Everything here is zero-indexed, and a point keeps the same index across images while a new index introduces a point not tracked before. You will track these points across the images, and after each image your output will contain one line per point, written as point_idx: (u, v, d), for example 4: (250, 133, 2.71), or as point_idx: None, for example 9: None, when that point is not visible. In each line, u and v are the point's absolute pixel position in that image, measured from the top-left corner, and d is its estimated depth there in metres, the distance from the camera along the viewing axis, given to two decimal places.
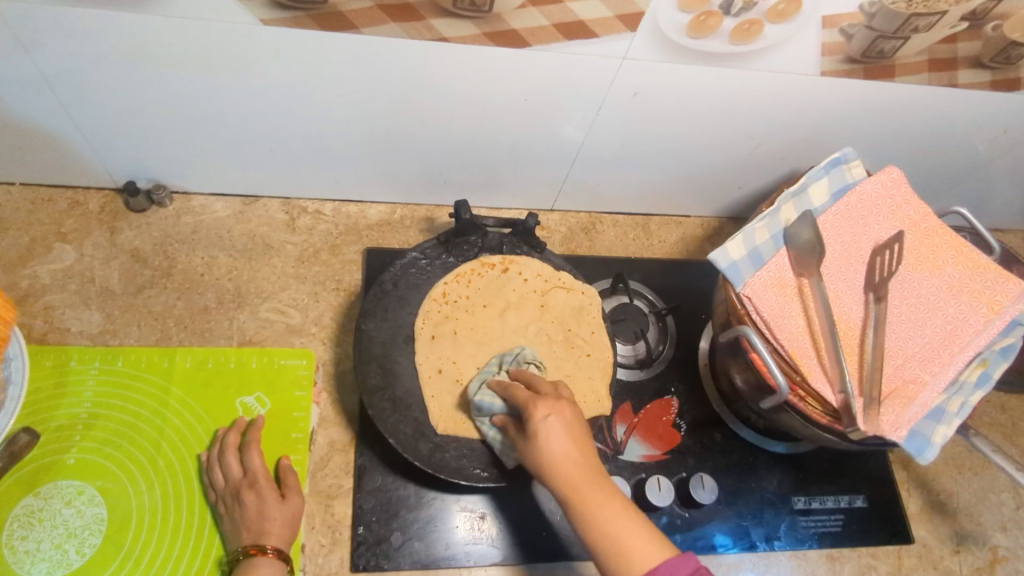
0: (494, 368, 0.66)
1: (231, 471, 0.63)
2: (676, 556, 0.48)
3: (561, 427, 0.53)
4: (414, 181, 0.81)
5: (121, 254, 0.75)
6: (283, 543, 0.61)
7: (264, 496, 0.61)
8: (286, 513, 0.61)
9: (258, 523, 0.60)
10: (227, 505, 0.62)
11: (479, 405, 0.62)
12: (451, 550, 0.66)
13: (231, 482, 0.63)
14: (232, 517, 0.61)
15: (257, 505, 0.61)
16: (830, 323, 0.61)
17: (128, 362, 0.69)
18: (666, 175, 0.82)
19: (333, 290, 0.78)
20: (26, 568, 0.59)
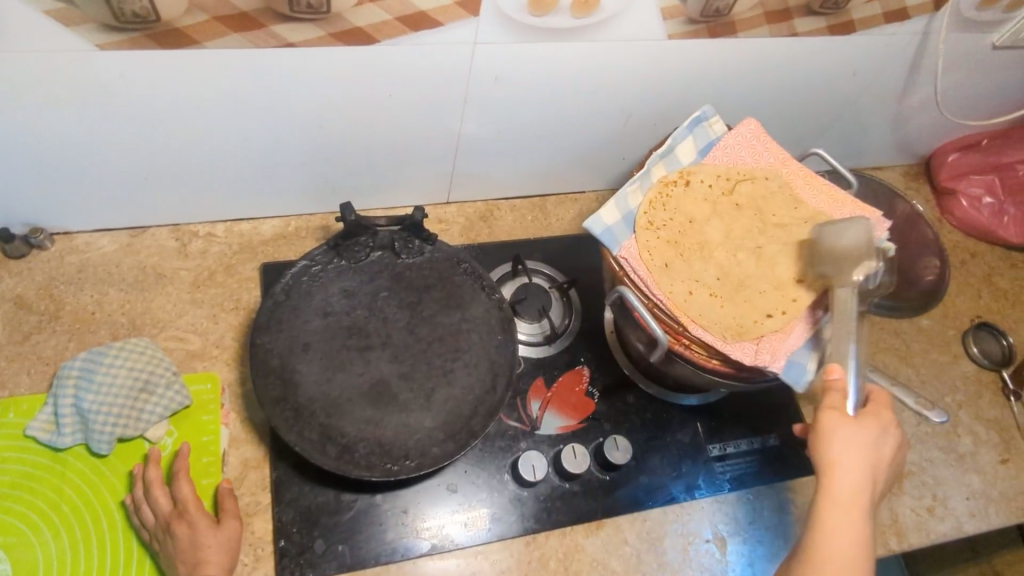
0: (64, 407, 0.65)
1: (161, 505, 0.62)
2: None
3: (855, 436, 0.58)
4: (303, 192, 0.81)
5: (4, 302, 0.73)
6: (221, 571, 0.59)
7: (196, 526, 0.60)
8: (221, 539, 0.61)
9: (191, 557, 0.59)
10: (160, 539, 0.61)
11: (88, 362, 0.67)
12: (377, 547, 0.67)
13: (160, 517, 0.61)
14: (166, 551, 0.60)
15: (188, 538, 0.59)
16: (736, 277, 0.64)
17: (20, 412, 0.67)
18: (550, 154, 0.85)
19: (232, 310, 0.77)
20: None
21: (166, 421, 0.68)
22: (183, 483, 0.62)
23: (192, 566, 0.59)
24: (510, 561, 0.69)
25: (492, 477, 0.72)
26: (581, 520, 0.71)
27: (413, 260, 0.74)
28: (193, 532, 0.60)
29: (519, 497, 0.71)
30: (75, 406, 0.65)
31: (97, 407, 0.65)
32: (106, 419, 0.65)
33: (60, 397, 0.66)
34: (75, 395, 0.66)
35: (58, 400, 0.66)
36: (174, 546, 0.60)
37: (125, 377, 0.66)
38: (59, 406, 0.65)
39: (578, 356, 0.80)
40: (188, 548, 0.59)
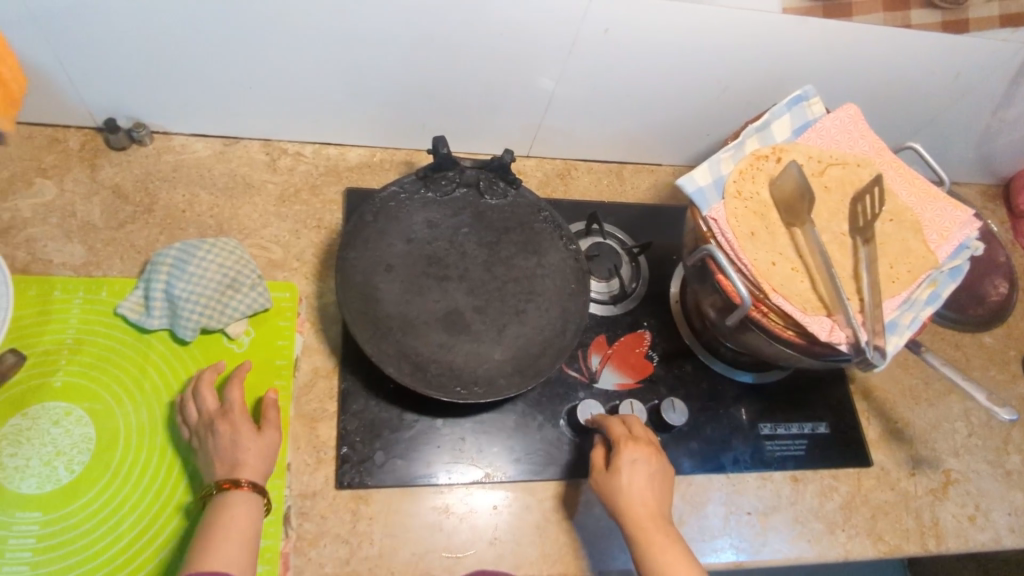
0: (157, 289, 0.68)
1: (207, 405, 0.63)
2: None
3: (646, 471, 0.63)
4: (394, 124, 0.82)
5: (103, 189, 0.76)
6: (256, 476, 0.60)
7: (237, 428, 0.61)
8: (260, 445, 0.61)
9: (229, 455, 0.60)
10: (201, 435, 0.62)
11: (183, 251, 0.70)
12: (432, 468, 0.69)
13: (205, 414, 0.63)
14: (205, 445, 0.61)
15: (229, 437, 0.61)
16: (822, 252, 0.63)
17: (112, 292, 0.70)
18: (637, 120, 0.85)
19: (315, 228, 0.79)
20: (16, 482, 0.61)
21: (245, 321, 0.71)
22: (235, 389, 0.64)
23: (229, 467, 0.60)
24: (556, 502, 0.70)
25: (547, 420, 0.74)
26: None
27: (497, 202, 0.76)
28: (229, 438, 0.61)
29: (572, 443, 0.73)
30: (165, 292, 0.68)
31: (187, 293, 0.67)
32: (195, 308, 0.67)
33: (154, 281, 0.68)
34: (168, 280, 0.68)
35: (151, 284, 0.69)
36: (215, 443, 0.61)
37: (217, 270, 0.69)
38: (152, 289, 0.68)
39: (641, 319, 0.81)
40: (222, 447, 0.61)
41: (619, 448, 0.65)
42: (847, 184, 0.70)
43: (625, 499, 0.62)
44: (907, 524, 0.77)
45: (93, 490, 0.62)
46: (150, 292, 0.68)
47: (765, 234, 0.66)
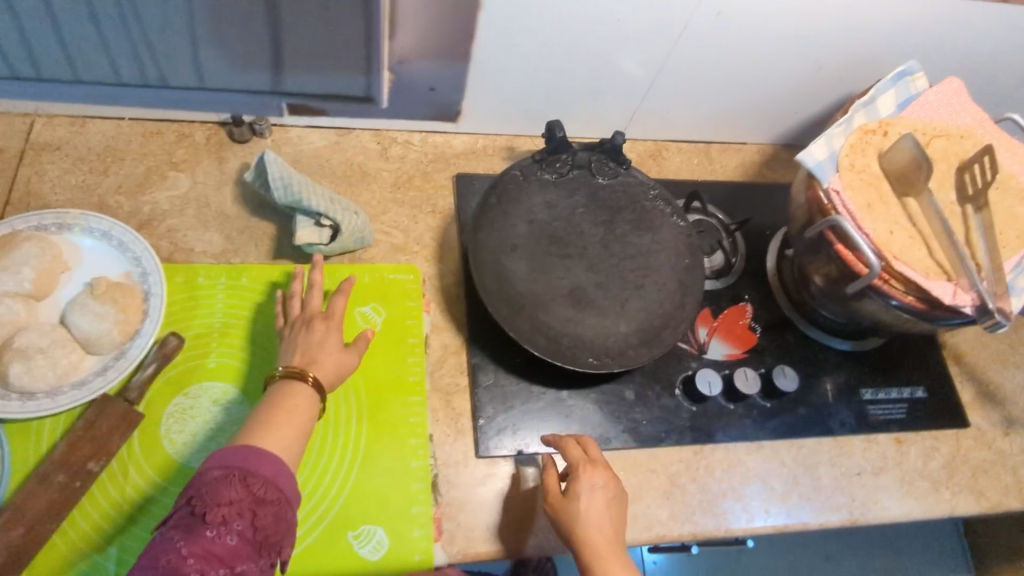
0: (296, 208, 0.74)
1: (313, 304, 0.68)
2: None
3: (601, 498, 0.64)
4: (500, 112, 0.86)
5: (231, 180, 0.79)
6: (323, 378, 0.63)
7: (331, 334, 0.65)
8: (342, 359, 0.65)
9: (311, 352, 0.64)
10: (295, 327, 0.66)
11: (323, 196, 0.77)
12: (563, 437, 0.73)
13: (308, 310, 0.67)
14: (295, 335, 0.65)
15: (321, 337, 0.65)
16: (944, 222, 0.66)
17: (252, 278, 0.74)
18: (730, 101, 0.88)
19: (430, 213, 0.83)
20: (186, 457, 0.65)
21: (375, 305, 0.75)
22: (341, 301, 0.68)
23: (306, 361, 0.63)
24: (678, 466, 0.74)
25: (665, 390, 0.77)
26: (743, 439, 0.76)
27: (608, 181, 0.79)
28: (323, 339, 0.65)
29: (690, 411, 0.76)
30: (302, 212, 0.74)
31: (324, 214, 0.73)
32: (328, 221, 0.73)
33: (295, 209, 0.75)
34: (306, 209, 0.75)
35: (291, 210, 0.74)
36: (305, 336, 0.65)
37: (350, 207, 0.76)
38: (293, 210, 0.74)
39: (742, 292, 0.84)
40: (307, 341, 0.65)
41: (578, 474, 0.64)
42: (951, 156, 0.72)
43: (582, 521, 0.62)
44: (1007, 481, 0.80)
45: None
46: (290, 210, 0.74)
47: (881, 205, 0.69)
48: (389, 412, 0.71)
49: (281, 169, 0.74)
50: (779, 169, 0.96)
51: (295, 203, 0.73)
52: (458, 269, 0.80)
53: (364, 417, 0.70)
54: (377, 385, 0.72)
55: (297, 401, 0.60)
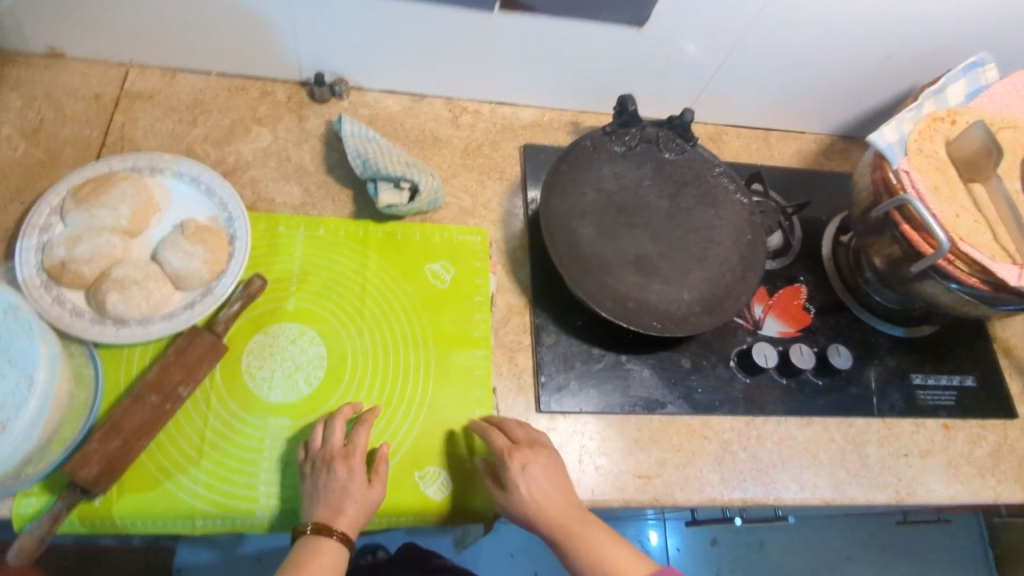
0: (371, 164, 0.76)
1: (333, 441, 0.64)
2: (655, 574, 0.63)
3: (540, 475, 0.64)
4: (570, 87, 0.88)
5: (311, 137, 0.82)
6: (351, 528, 0.62)
7: (353, 476, 0.62)
8: (369, 499, 0.62)
9: (335, 503, 0.61)
10: (314, 468, 0.63)
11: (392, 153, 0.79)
12: (621, 398, 0.75)
13: (328, 448, 0.64)
14: (314, 482, 0.62)
15: (344, 484, 0.62)
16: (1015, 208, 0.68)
17: (329, 230, 0.77)
18: (793, 88, 0.90)
19: (498, 179, 0.85)
20: (264, 392, 0.68)
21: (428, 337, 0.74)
22: (362, 435, 0.65)
23: (330, 514, 0.61)
24: (731, 434, 0.76)
25: (719, 362, 0.79)
26: (794, 413, 0.78)
27: (675, 157, 0.81)
28: (345, 485, 0.62)
29: (744, 383, 0.79)
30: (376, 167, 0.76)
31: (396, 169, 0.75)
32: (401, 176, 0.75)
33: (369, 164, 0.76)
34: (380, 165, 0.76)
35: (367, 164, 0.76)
36: (325, 481, 0.62)
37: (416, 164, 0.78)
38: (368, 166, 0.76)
39: (798, 273, 0.86)
40: (331, 492, 0.61)
41: (507, 460, 0.64)
42: (1019, 146, 0.74)
43: (535, 506, 0.63)
44: None
45: (331, 402, 0.69)
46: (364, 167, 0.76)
47: (949, 190, 0.71)
48: (456, 363, 0.74)
49: (358, 143, 0.78)
50: (836, 159, 0.98)
51: (369, 170, 0.76)
52: (524, 234, 0.83)
53: (433, 367, 0.73)
54: (445, 339, 0.75)
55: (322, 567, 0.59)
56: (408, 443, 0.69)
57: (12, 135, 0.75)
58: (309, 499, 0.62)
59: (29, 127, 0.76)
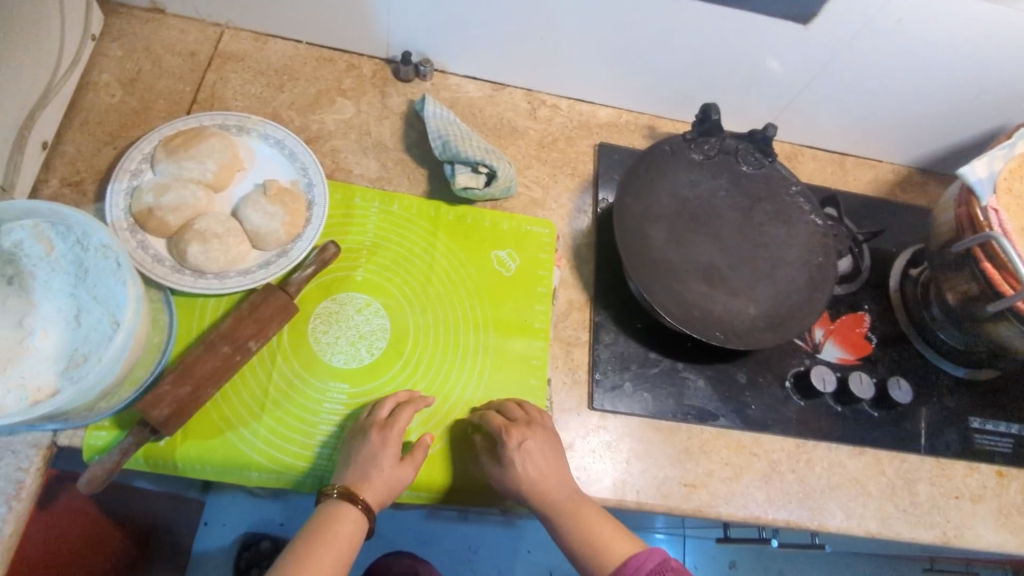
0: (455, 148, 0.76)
1: (379, 413, 0.65)
2: (643, 552, 0.64)
3: (535, 451, 0.65)
4: (652, 91, 0.88)
5: (392, 114, 0.84)
6: (374, 499, 0.63)
7: (387, 451, 0.63)
8: (395, 476, 0.63)
9: (364, 468, 0.62)
10: (356, 435, 0.65)
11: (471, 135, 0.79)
12: (673, 406, 0.75)
13: (373, 419, 0.65)
14: (351, 446, 0.64)
15: (375, 453, 0.63)
16: None
17: (403, 207, 0.79)
18: (877, 115, 0.89)
19: (570, 175, 0.86)
20: (327, 356, 0.70)
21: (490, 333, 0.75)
22: (407, 414, 0.66)
23: (360, 478, 0.62)
24: (780, 454, 0.76)
25: (775, 381, 0.78)
26: (846, 441, 0.77)
27: (752, 171, 0.81)
28: (380, 451, 0.63)
29: (798, 405, 0.78)
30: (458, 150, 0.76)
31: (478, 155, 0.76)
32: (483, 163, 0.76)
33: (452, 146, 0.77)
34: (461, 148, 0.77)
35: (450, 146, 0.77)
36: (360, 446, 0.63)
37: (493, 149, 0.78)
38: (451, 149, 0.76)
39: (863, 301, 0.85)
40: (361, 460, 0.63)
41: (505, 439, 0.64)
42: None
43: (530, 482, 0.64)
44: None
45: (390, 373, 0.70)
46: (447, 150, 0.77)
47: None
48: (514, 350, 0.74)
49: (439, 124, 0.78)
50: (911, 191, 0.96)
51: (449, 151, 0.76)
52: (591, 232, 0.83)
53: (491, 352, 0.74)
54: (505, 326, 0.75)
55: (340, 528, 0.61)
56: (454, 414, 0.71)
57: (111, 82, 0.77)
58: (342, 464, 0.64)
59: (127, 76, 0.78)
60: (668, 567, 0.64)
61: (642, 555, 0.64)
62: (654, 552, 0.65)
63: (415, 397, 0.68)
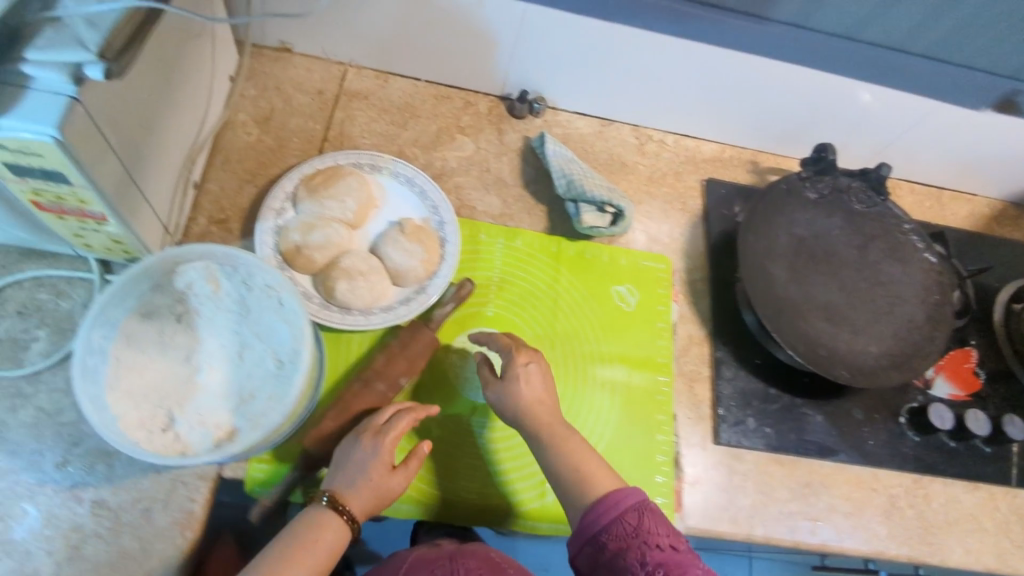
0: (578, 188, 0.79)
1: (377, 418, 0.65)
2: (626, 489, 0.64)
3: (536, 373, 0.68)
4: (758, 127, 0.90)
5: (509, 151, 0.86)
6: (359, 509, 0.62)
7: (380, 458, 0.62)
8: (386, 486, 0.63)
9: (351, 475, 0.62)
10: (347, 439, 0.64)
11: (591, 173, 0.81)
12: (795, 441, 0.77)
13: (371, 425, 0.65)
14: (344, 450, 0.64)
15: (368, 461, 0.62)
16: None
17: (526, 243, 0.81)
18: (980, 151, 0.90)
19: (680, 210, 0.88)
20: (465, 390, 0.73)
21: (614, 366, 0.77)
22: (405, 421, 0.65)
23: (346, 486, 0.62)
24: (899, 489, 0.77)
25: (890, 416, 0.80)
26: (961, 477, 0.79)
27: (865, 209, 0.83)
28: (373, 463, 0.62)
29: (914, 441, 0.80)
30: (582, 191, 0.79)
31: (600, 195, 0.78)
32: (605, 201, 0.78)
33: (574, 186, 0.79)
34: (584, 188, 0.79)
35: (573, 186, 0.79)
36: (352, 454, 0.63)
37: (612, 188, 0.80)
38: (574, 189, 0.79)
39: (969, 336, 0.86)
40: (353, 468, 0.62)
41: (514, 357, 0.68)
42: None
43: (525, 402, 0.66)
44: None
45: None
46: (571, 190, 0.79)
47: None
48: (639, 385, 0.77)
49: (561, 163, 0.81)
50: (1007, 226, 0.97)
51: (573, 191, 0.79)
52: (704, 267, 0.85)
53: (618, 387, 0.76)
54: (629, 361, 0.77)
55: (326, 535, 0.60)
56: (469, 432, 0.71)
57: (247, 121, 0.80)
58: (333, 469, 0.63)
59: (261, 115, 0.81)
60: (647, 508, 0.63)
61: (621, 493, 0.63)
62: (633, 494, 0.64)
63: (416, 406, 0.67)
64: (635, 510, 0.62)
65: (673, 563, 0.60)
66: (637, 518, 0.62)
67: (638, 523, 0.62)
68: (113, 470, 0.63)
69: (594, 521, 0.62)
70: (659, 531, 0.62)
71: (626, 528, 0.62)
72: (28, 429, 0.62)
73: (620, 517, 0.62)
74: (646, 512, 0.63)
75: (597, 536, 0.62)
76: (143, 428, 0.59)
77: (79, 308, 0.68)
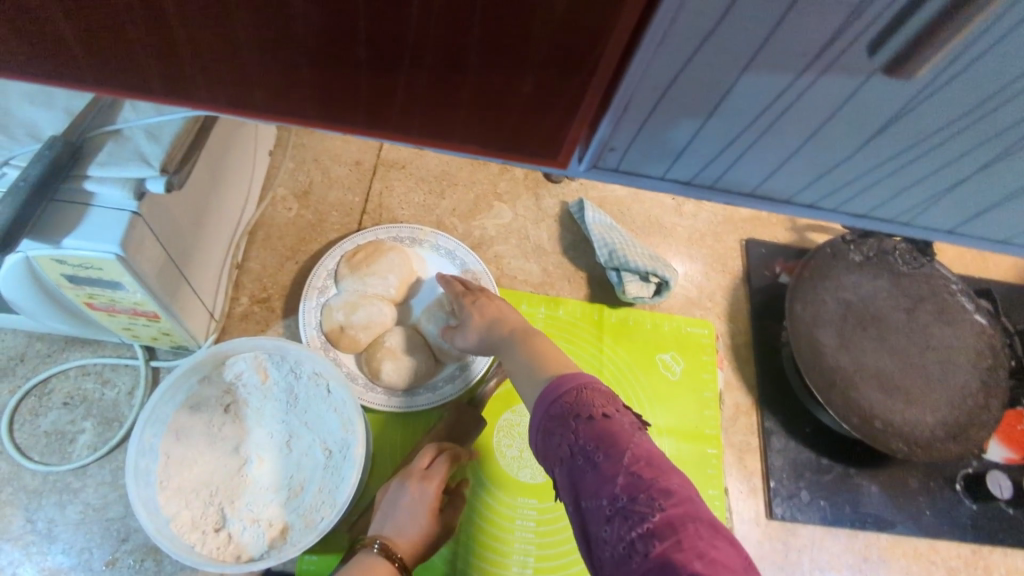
0: (620, 257, 0.79)
1: (421, 459, 0.63)
2: (567, 375, 0.49)
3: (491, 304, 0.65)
4: None
5: (547, 217, 0.85)
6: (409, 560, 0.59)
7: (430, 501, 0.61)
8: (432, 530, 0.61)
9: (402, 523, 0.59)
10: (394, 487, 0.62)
11: (631, 240, 0.81)
12: (850, 513, 0.75)
13: (416, 467, 0.63)
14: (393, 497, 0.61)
15: (420, 506, 0.60)
16: None
17: (568, 312, 0.80)
18: None
19: (721, 272, 0.87)
20: (515, 471, 0.71)
21: (661, 438, 0.75)
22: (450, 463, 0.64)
23: (396, 532, 0.59)
24: (959, 561, 0.75)
25: (946, 483, 0.78)
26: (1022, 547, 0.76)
27: (910, 270, 0.81)
28: (421, 505, 0.60)
29: (972, 509, 0.77)
30: (624, 260, 0.78)
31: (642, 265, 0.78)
32: (647, 272, 0.77)
33: (616, 255, 0.79)
34: (625, 257, 0.79)
35: (615, 255, 0.79)
36: (397, 500, 0.61)
37: (653, 255, 0.80)
38: (617, 258, 0.79)
39: None
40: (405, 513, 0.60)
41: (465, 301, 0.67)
42: None
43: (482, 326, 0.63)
44: None
45: None
46: (613, 259, 0.79)
47: None
48: (689, 458, 0.75)
49: (603, 231, 0.81)
50: None
51: (616, 261, 0.79)
52: (748, 331, 0.84)
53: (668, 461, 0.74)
54: (678, 433, 0.76)
55: None
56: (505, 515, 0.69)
57: (286, 196, 0.80)
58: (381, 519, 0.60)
59: (300, 189, 0.80)
60: (589, 386, 0.48)
61: (556, 381, 0.49)
62: (572, 376, 0.49)
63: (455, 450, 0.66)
64: (571, 390, 0.48)
65: (614, 443, 0.44)
66: (574, 398, 0.47)
67: (575, 402, 0.47)
68: (162, 566, 0.61)
69: (536, 408, 0.49)
70: (597, 406, 0.46)
71: (561, 410, 0.47)
72: (77, 527, 0.61)
73: (553, 399, 0.48)
74: (586, 390, 0.48)
75: (539, 428, 0.48)
76: (196, 529, 0.58)
77: (124, 397, 0.67)
